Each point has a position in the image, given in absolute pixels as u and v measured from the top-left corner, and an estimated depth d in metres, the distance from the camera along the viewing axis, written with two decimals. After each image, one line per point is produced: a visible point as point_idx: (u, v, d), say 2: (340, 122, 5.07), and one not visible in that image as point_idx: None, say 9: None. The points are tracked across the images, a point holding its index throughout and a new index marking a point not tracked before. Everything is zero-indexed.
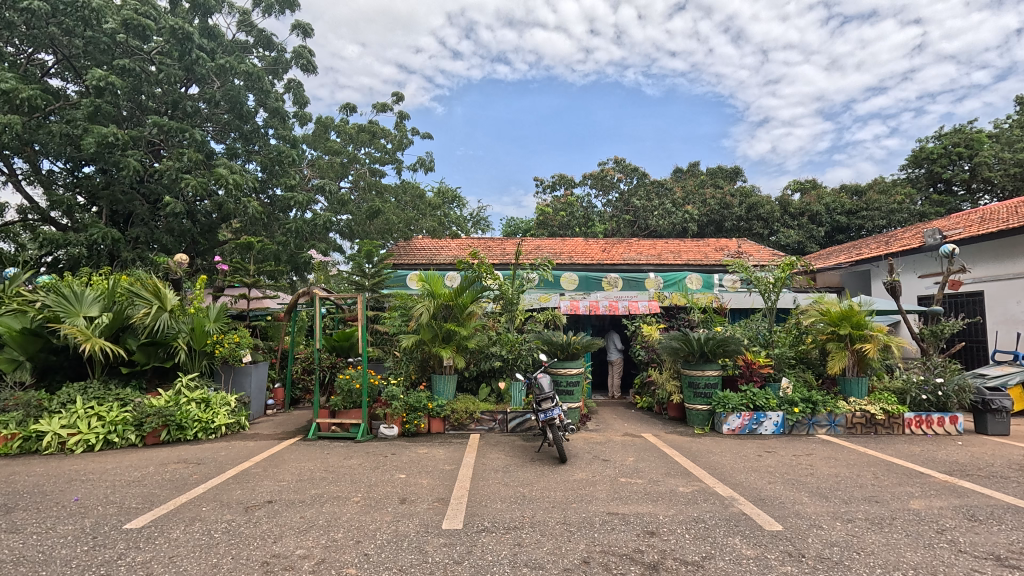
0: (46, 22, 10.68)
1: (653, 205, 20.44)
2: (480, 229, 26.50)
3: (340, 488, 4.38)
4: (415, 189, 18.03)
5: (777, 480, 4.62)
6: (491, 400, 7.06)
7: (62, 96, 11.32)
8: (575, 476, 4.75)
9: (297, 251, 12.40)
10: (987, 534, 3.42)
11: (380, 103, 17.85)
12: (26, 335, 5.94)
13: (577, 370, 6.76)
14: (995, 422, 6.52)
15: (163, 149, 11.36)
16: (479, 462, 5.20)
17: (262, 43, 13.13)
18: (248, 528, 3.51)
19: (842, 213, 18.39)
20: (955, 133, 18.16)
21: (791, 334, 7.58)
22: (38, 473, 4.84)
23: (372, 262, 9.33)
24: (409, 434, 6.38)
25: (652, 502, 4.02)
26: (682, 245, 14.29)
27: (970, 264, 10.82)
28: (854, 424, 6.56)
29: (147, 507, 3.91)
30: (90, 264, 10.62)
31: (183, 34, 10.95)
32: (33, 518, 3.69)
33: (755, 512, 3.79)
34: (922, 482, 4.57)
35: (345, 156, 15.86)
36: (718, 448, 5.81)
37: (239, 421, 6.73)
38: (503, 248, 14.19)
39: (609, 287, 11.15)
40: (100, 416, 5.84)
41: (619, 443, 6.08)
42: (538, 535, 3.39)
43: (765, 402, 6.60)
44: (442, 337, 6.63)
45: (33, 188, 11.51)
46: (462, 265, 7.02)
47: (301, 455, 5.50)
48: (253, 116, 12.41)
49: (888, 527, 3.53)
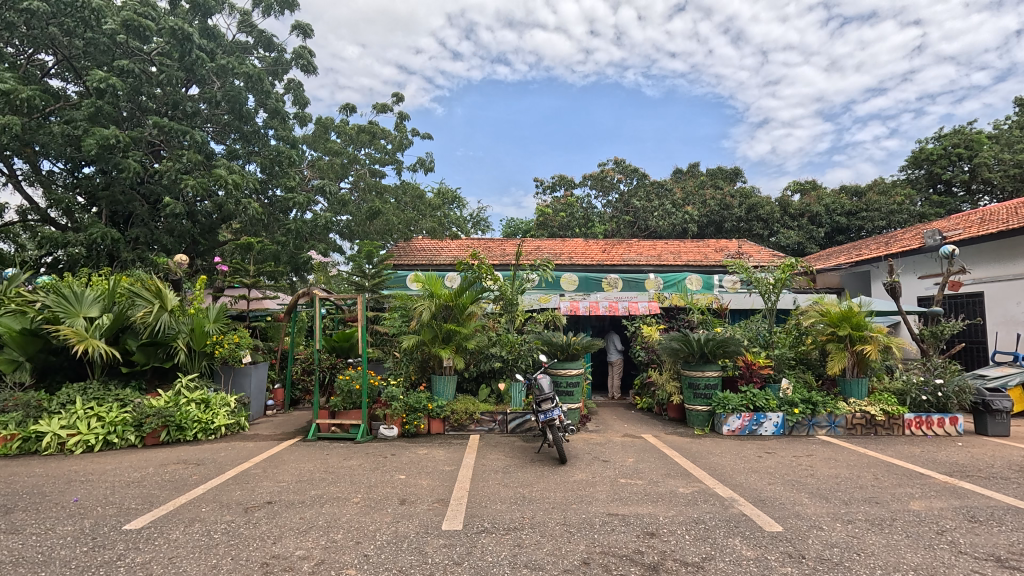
0: (47, 23, 10.67)
1: (653, 206, 20.44)
2: (480, 229, 26.51)
3: (340, 489, 4.38)
4: (416, 189, 18.05)
5: (777, 481, 4.62)
6: (491, 401, 7.06)
7: (62, 97, 11.32)
8: (575, 477, 4.74)
9: (297, 252, 12.40)
10: (987, 535, 3.42)
11: (380, 104, 17.86)
12: (25, 336, 5.93)
13: (577, 371, 6.77)
14: (995, 423, 6.51)
15: (163, 149, 11.36)
16: (478, 462, 5.20)
17: (262, 44, 13.13)
18: (247, 528, 3.50)
19: (842, 214, 18.40)
20: (955, 134, 18.16)
21: (791, 334, 7.58)
22: (38, 473, 4.84)
23: (372, 262, 9.33)
24: (409, 435, 6.37)
25: (652, 503, 4.02)
26: (682, 246, 14.30)
27: (970, 265, 10.83)
28: (854, 425, 6.55)
29: (146, 508, 3.91)
30: (90, 264, 10.61)
31: (183, 35, 10.90)
32: (32, 518, 3.69)
33: (755, 514, 3.78)
34: (922, 483, 4.57)
35: (345, 156, 15.87)
36: (718, 449, 5.81)
37: (238, 422, 6.73)
38: (503, 249, 14.19)
39: (609, 287, 11.14)
40: (100, 417, 5.84)
41: (619, 444, 6.07)
42: (537, 536, 3.38)
43: (765, 402, 6.60)
44: (442, 337, 6.64)
45: (33, 188, 11.51)
46: (462, 266, 7.06)
47: (301, 456, 5.49)
48: (253, 116, 12.33)
49: (888, 528, 3.52)
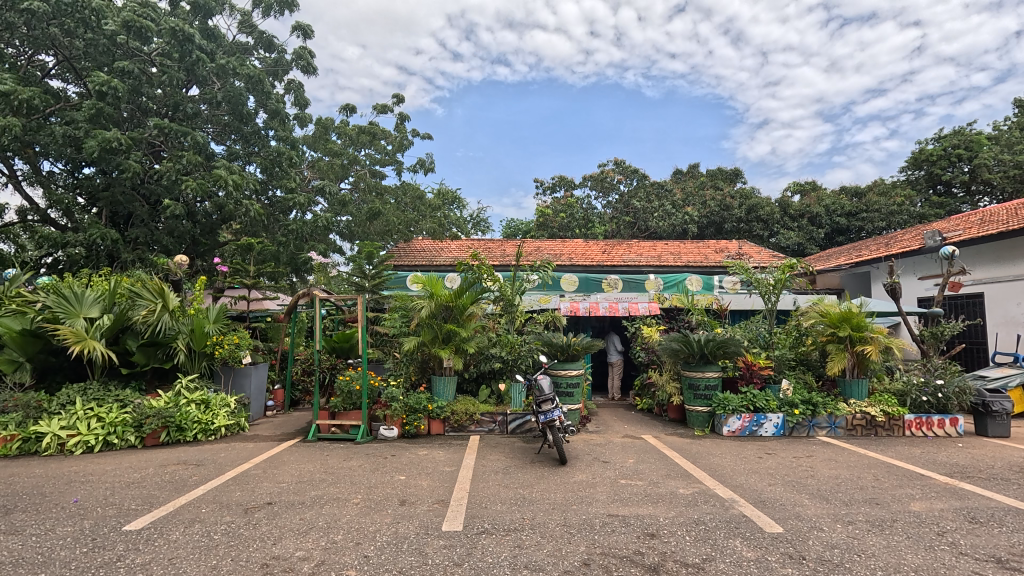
0: (47, 23, 10.67)
1: (653, 206, 20.45)
2: (480, 230, 26.53)
3: (340, 490, 4.37)
4: (416, 190, 18.07)
5: (777, 482, 4.61)
6: (491, 402, 7.05)
7: (63, 97, 11.33)
8: (575, 478, 4.74)
9: (297, 253, 12.41)
10: (988, 536, 3.41)
11: (380, 106, 17.88)
12: (26, 336, 5.93)
13: (577, 372, 6.77)
14: (995, 424, 6.50)
15: (163, 150, 11.36)
16: (479, 463, 5.19)
17: (263, 45, 13.14)
18: (247, 529, 3.50)
19: (842, 215, 18.42)
20: (955, 135, 18.16)
21: (791, 335, 7.58)
22: (38, 474, 4.83)
23: (372, 263, 9.31)
24: (409, 436, 6.37)
25: (652, 504, 4.02)
26: (682, 247, 14.29)
27: (970, 265, 10.82)
28: (854, 426, 6.55)
29: (146, 508, 3.91)
30: (90, 265, 10.61)
31: (184, 36, 10.92)
32: (32, 519, 3.69)
33: (756, 515, 3.78)
34: (922, 484, 4.57)
35: (345, 157, 15.88)
36: (718, 450, 5.80)
37: (238, 423, 6.72)
38: (504, 249, 14.20)
39: (609, 288, 11.12)
40: (100, 418, 5.83)
41: (619, 445, 6.07)
42: (538, 537, 3.38)
43: (765, 403, 6.61)
44: (442, 338, 6.65)
45: (34, 189, 11.52)
46: (462, 267, 7.09)
47: (301, 457, 5.49)
48: (253, 118, 12.34)
49: (889, 529, 3.52)
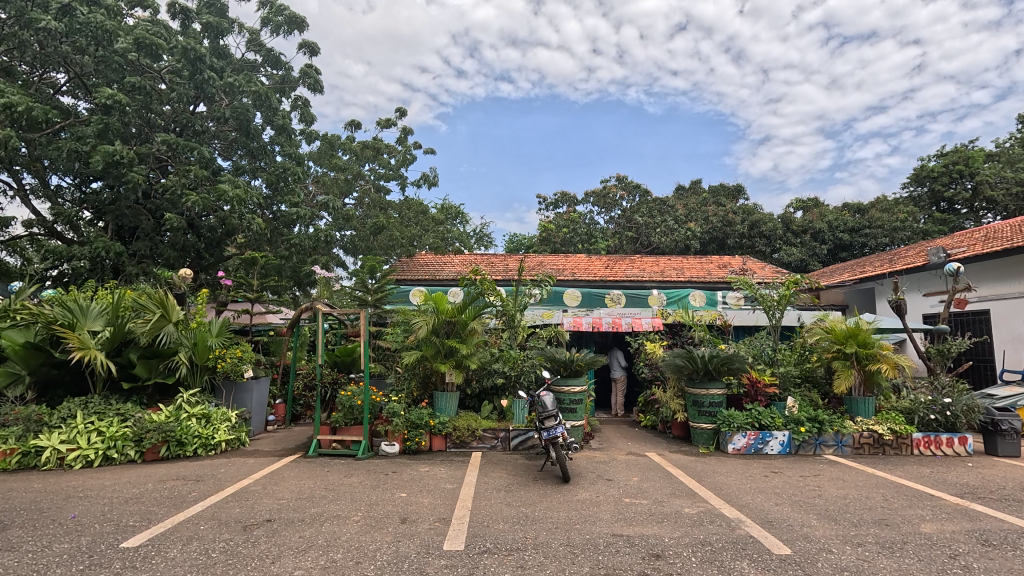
0: (59, 41, 10.75)
1: (656, 222, 20.78)
2: (483, 245, 26.61)
3: (340, 507, 4.32)
4: (419, 205, 18.35)
5: (784, 501, 4.54)
6: (493, 417, 6.97)
7: (73, 113, 11.49)
8: (578, 496, 4.68)
9: (300, 266, 12.51)
10: (1002, 559, 3.33)
11: (386, 120, 18.18)
12: (28, 349, 5.91)
13: (580, 388, 6.78)
14: (1005, 444, 6.37)
15: (170, 165, 11.45)
16: (480, 480, 5.15)
17: (270, 62, 13.31)
18: (246, 547, 3.44)
19: (845, 231, 18.43)
20: (955, 152, 18.26)
21: (796, 352, 7.49)
22: (36, 489, 4.80)
23: (375, 277, 9.31)
24: (410, 452, 6.34)
25: (657, 523, 3.96)
26: (684, 261, 14.30)
27: (975, 281, 10.76)
28: (860, 444, 6.47)
29: (144, 525, 3.87)
30: (95, 277, 10.64)
31: (194, 54, 11.13)
32: (29, 535, 3.65)
33: (763, 535, 3.71)
34: (933, 504, 4.48)
35: (350, 172, 16.09)
36: (723, 468, 5.72)
37: (239, 438, 6.67)
38: (507, 265, 14.25)
39: (612, 303, 11.21)
40: (100, 432, 5.80)
41: (623, 463, 5.99)
42: (540, 558, 3.31)
43: (770, 421, 6.52)
44: (443, 353, 6.60)
45: (40, 202, 11.60)
46: (465, 282, 7.10)
47: (301, 473, 5.43)
48: (260, 134, 12.52)
49: (900, 551, 3.44)
